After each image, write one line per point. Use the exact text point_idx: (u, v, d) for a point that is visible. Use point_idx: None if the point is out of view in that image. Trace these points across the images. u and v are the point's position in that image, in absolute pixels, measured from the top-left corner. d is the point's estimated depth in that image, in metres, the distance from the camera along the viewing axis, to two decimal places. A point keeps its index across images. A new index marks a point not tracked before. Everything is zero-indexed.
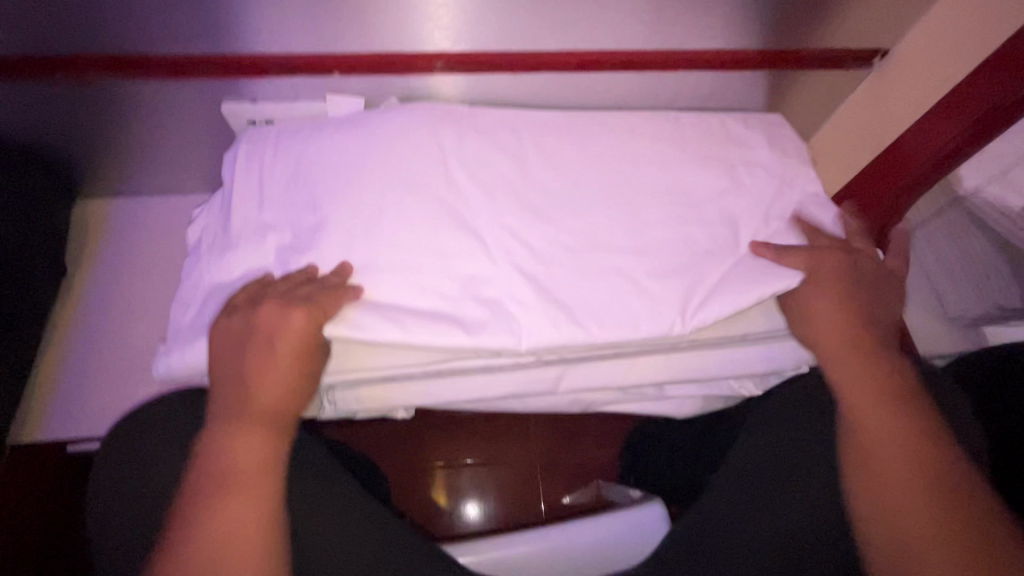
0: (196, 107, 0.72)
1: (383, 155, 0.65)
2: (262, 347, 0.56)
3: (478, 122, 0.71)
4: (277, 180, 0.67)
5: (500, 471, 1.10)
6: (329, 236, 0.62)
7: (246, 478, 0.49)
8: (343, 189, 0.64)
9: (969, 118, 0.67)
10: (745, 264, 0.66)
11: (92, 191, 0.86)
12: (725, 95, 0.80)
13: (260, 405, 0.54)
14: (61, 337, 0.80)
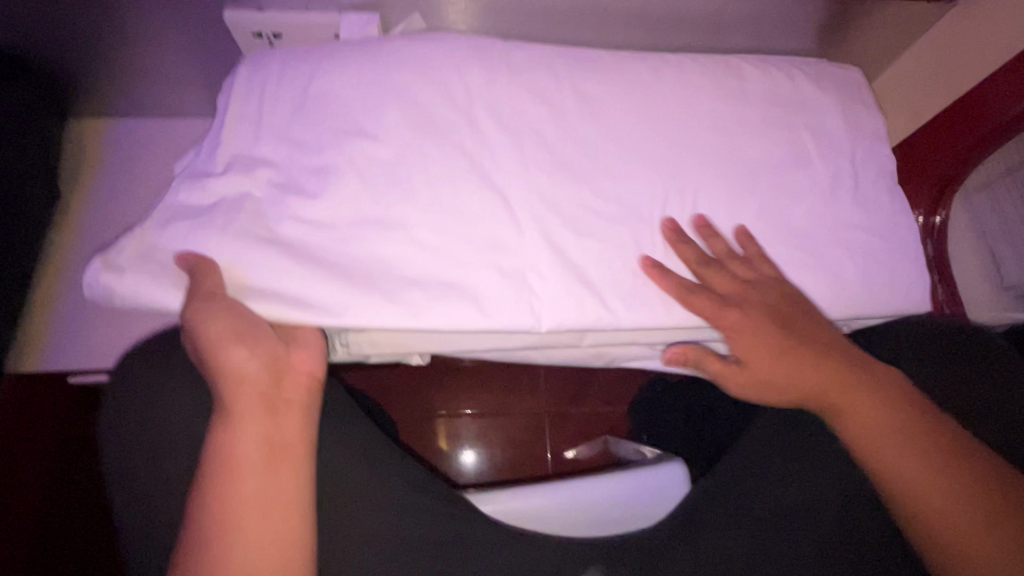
0: (196, 15, 0.64)
1: (399, 93, 0.58)
2: (251, 372, 0.50)
3: (511, 56, 0.63)
4: (280, 114, 0.59)
5: (509, 422, 1.09)
6: (337, 185, 0.55)
7: (270, 459, 0.48)
8: (355, 132, 0.57)
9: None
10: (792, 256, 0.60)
11: (84, 111, 0.78)
12: (786, 28, 0.72)
13: (263, 424, 0.49)
14: (58, 270, 0.77)
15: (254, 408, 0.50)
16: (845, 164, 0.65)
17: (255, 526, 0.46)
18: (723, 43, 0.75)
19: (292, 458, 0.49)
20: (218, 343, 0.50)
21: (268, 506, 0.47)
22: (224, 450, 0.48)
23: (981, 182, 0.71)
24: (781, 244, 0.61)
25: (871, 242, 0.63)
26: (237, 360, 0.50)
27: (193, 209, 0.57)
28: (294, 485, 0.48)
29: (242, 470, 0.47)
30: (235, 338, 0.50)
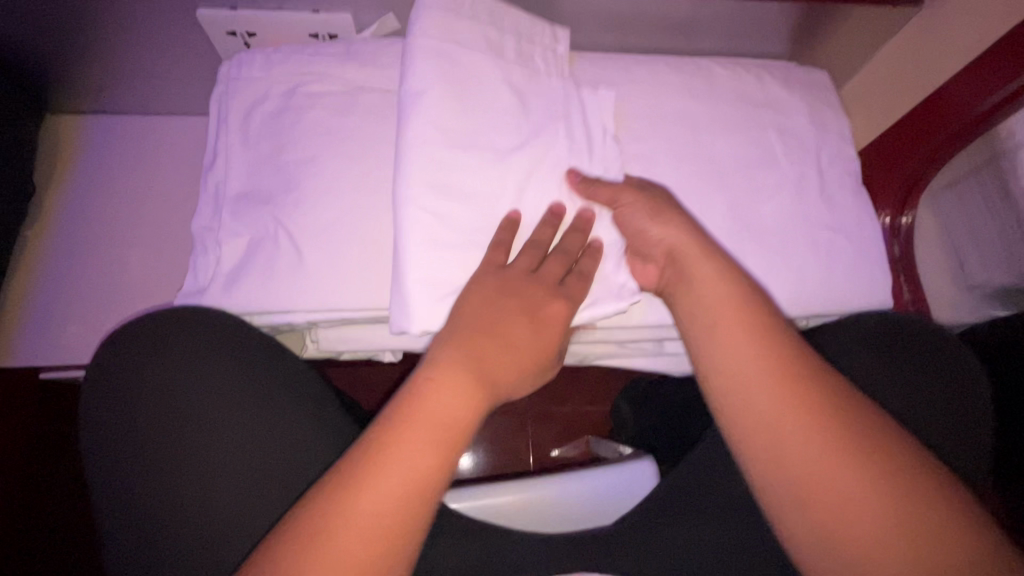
0: (170, 14, 0.65)
1: (454, 84, 0.56)
2: (455, 406, 0.45)
3: (524, 48, 0.61)
4: (272, 115, 0.62)
5: (491, 422, 1.10)
6: (321, 181, 0.59)
7: (410, 485, 0.42)
8: (337, 134, 0.61)
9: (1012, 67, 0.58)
10: (762, 248, 0.62)
11: (60, 107, 0.78)
12: (755, 32, 0.73)
13: (421, 457, 0.43)
14: (31, 262, 0.73)
15: (411, 447, 0.43)
16: (812, 166, 0.66)
17: (341, 553, 0.39)
18: (696, 45, 0.75)
19: (416, 503, 0.42)
20: (445, 381, 0.46)
21: (374, 540, 0.40)
22: (374, 460, 0.42)
23: (948, 180, 0.71)
24: (752, 238, 0.62)
25: (839, 240, 0.64)
26: (443, 392, 0.45)
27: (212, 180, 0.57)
28: (405, 529, 0.41)
29: (371, 497, 0.41)
30: (453, 368, 0.46)
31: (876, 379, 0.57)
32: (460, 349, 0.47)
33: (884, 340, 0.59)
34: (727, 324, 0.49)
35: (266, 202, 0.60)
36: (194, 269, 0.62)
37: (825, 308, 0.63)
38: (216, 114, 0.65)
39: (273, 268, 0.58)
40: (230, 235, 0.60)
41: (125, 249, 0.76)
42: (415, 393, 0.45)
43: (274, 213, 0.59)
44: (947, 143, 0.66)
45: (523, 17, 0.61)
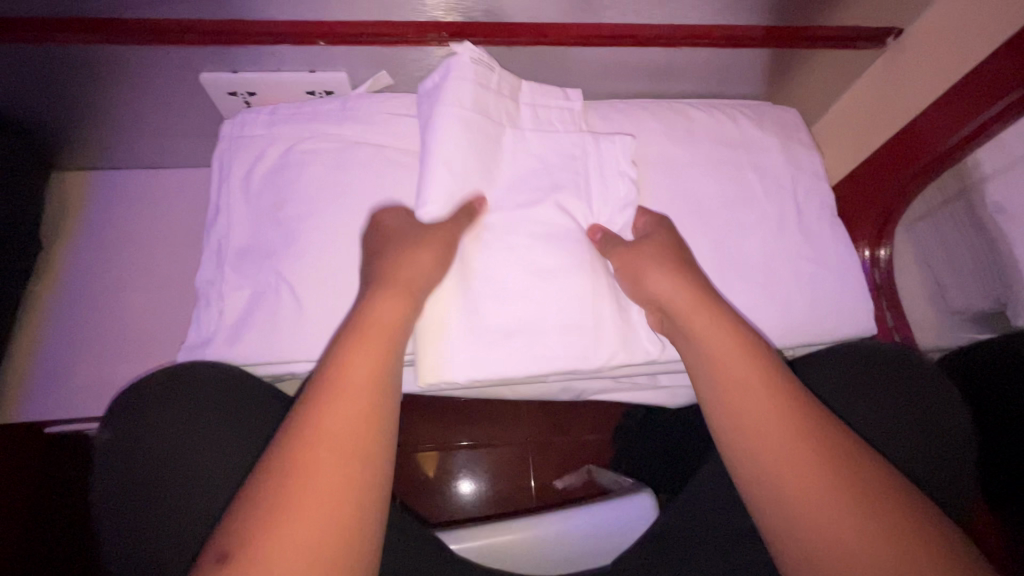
0: (176, 78, 0.68)
1: (479, 148, 0.60)
2: (394, 320, 0.49)
3: (540, 113, 0.65)
4: (273, 174, 0.65)
5: (492, 454, 1.10)
6: (322, 236, 0.62)
7: (354, 392, 0.44)
8: (339, 191, 0.64)
9: (978, 104, 0.62)
10: (747, 282, 0.64)
11: (68, 164, 0.81)
12: (730, 75, 0.77)
13: (374, 368, 0.46)
14: (38, 315, 0.75)
15: (368, 364, 0.46)
16: (790, 201, 0.69)
17: (310, 520, 0.38)
18: (675, 87, 0.79)
19: (378, 402, 0.44)
20: (402, 267, 0.53)
21: (350, 440, 0.42)
22: (329, 378, 0.44)
23: (922, 212, 0.74)
24: (735, 273, 0.65)
25: (820, 271, 0.66)
26: (381, 307, 0.50)
27: (241, 262, 0.63)
28: (377, 415, 0.44)
29: (341, 399, 0.43)
30: (389, 290, 0.51)
31: (875, 423, 0.58)
32: (394, 289, 0.51)
33: (875, 380, 0.60)
34: (727, 371, 0.50)
35: (267, 256, 0.62)
36: (198, 321, 0.64)
37: (811, 340, 0.65)
38: (218, 170, 0.68)
39: (275, 321, 0.60)
40: (234, 288, 0.62)
41: (131, 300, 0.78)
42: (356, 322, 0.48)
43: (275, 267, 0.61)
44: (921, 176, 0.70)
45: (535, 84, 0.65)
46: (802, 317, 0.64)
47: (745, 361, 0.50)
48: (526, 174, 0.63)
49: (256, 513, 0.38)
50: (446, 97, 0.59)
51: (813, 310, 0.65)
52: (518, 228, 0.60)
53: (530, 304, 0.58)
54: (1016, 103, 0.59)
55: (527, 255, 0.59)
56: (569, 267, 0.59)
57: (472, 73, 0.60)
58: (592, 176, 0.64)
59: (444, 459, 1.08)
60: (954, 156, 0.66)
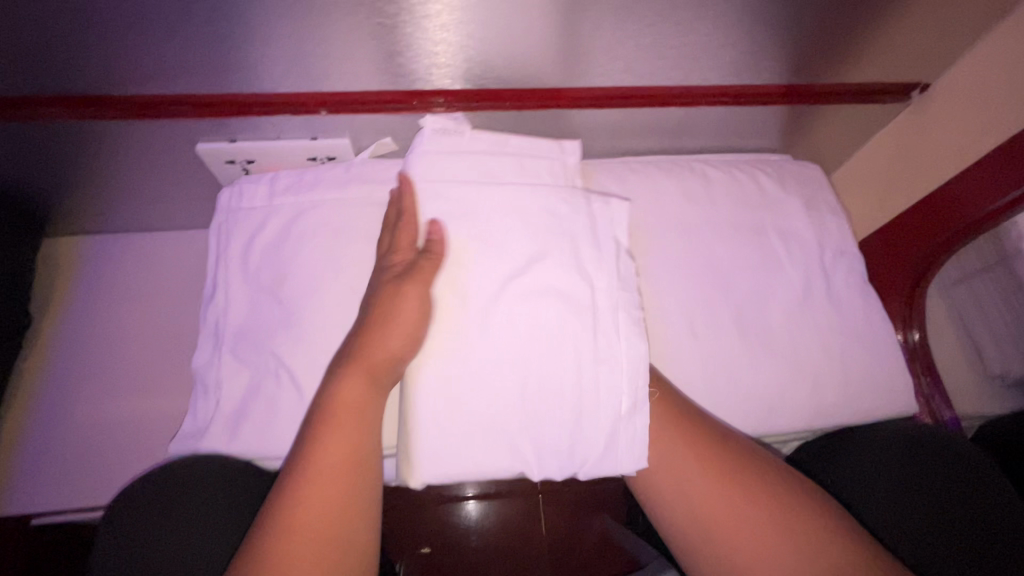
0: (171, 148, 0.65)
1: (457, 211, 0.56)
2: (360, 397, 0.48)
3: (525, 165, 0.60)
4: (267, 249, 0.62)
5: (502, 508, 1.05)
6: (322, 317, 0.58)
7: (349, 412, 0.47)
8: (340, 267, 0.60)
9: (1013, 171, 0.59)
10: (777, 354, 0.61)
11: (59, 230, 0.77)
12: (746, 129, 0.74)
13: (345, 442, 0.46)
14: (28, 394, 0.72)
15: (341, 429, 0.47)
16: (817, 266, 0.65)
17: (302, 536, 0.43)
18: (689, 141, 0.76)
19: (351, 464, 0.46)
20: (382, 342, 0.49)
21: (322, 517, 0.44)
22: (299, 469, 0.45)
23: (958, 275, 0.70)
24: (762, 348, 0.61)
25: (853, 342, 0.62)
26: (345, 387, 0.48)
27: (235, 344, 0.59)
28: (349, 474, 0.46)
29: (317, 470, 0.45)
30: (352, 366, 0.49)
31: (889, 517, 0.55)
32: (362, 363, 0.49)
33: (884, 465, 0.58)
34: (691, 476, 0.52)
35: (266, 340, 0.58)
36: (193, 409, 0.60)
37: (847, 417, 0.61)
38: (214, 244, 0.64)
39: (276, 410, 0.56)
40: (231, 374, 0.58)
41: (124, 373, 0.74)
42: (323, 398, 0.48)
43: (273, 351, 0.58)
44: (955, 239, 0.66)
45: (525, 139, 0.61)
46: (834, 392, 0.60)
47: (704, 463, 0.52)
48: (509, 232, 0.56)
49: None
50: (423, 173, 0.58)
51: (846, 384, 0.61)
52: (504, 297, 0.54)
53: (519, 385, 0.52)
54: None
55: (515, 326, 0.53)
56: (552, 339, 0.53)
57: (439, 144, 0.59)
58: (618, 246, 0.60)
59: (453, 516, 1.03)
60: (991, 221, 0.63)
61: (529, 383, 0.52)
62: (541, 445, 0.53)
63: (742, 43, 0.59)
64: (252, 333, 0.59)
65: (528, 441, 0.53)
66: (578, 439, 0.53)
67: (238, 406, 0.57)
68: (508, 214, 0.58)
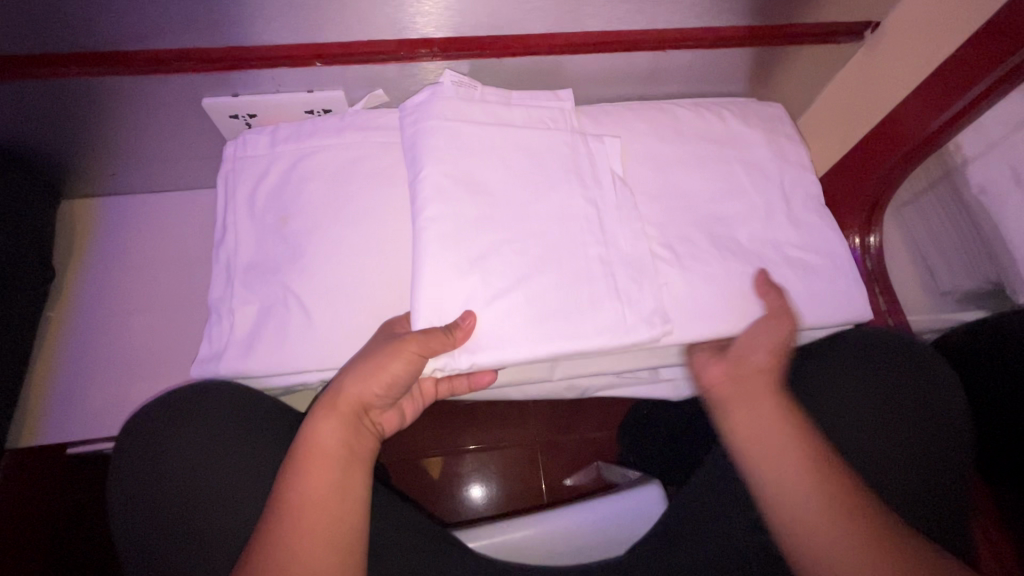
0: (178, 104, 0.71)
1: (468, 148, 0.63)
2: (335, 442, 0.54)
3: (532, 114, 0.67)
4: (268, 190, 0.68)
5: (499, 455, 1.11)
6: (323, 246, 0.64)
7: (374, 384, 0.56)
8: (339, 201, 0.66)
9: (949, 92, 0.65)
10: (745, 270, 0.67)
11: (78, 191, 0.83)
12: (713, 74, 0.79)
13: (330, 474, 0.53)
14: (53, 341, 0.77)
15: (323, 459, 0.53)
16: (779, 193, 0.71)
17: (311, 484, 0.52)
18: (663, 89, 0.81)
19: (336, 467, 0.53)
20: (348, 384, 0.56)
21: (326, 456, 0.54)
22: (287, 496, 0.52)
23: (911, 195, 0.77)
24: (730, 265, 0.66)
25: (813, 264, 0.67)
26: (319, 429, 0.55)
27: (248, 276, 0.65)
28: (337, 492, 0.52)
29: (303, 492, 0.52)
30: (322, 411, 0.55)
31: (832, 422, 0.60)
32: (330, 408, 0.56)
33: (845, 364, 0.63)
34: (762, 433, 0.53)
35: (275, 272, 0.64)
36: (208, 335, 0.65)
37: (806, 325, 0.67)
38: (222, 190, 0.70)
39: (286, 330, 0.62)
40: (242, 303, 0.64)
41: (140, 321, 0.80)
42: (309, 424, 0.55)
43: (284, 280, 0.63)
44: (900, 165, 0.72)
45: (524, 92, 0.69)
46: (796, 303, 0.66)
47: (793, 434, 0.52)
48: (519, 168, 0.64)
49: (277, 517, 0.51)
50: (429, 117, 0.64)
51: (805, 294, 0.66)
52: (527, 224, 0.62)
53: (540, 293, 0.60)
54: (982, 91, 0.61)
55: (527, 241, 0.62)
56: (565, 255, 0.62)
57: (457, 93, 0.65)
58: (596, 174, 0.66)
59: (451, 462, 1.09)
60: (934, 144, 0.69)
61: (552, 288, 0.61)
62: (555, 339, 0.60)
63: None
64: (262, 263, 0.65)
65: (549, 337, 0.59)
66: (583, 334, 0.60)
67: (251, 327, 0.63)
68: (488, 149, 0.64)
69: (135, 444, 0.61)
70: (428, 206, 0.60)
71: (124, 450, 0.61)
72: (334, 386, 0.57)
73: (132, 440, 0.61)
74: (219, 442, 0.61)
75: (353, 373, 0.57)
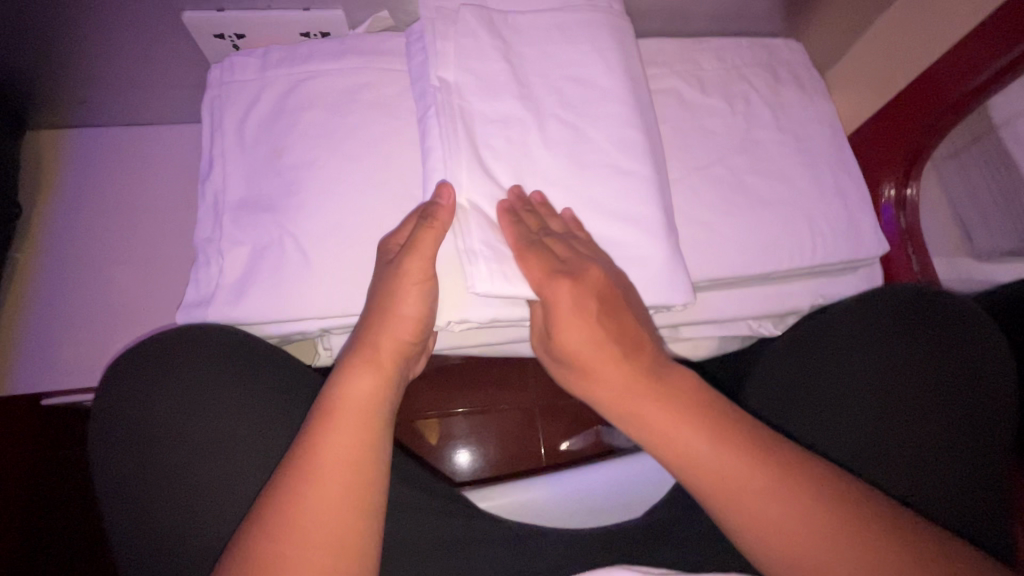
0: (154, 21, 0.62)
1: (488, 79, 0.57)
2: (372, 393, 0.50)
3: None
4: (260, 121, 0.61)
5: (498, 417, 1.08)
6: (322, 183, 0.58)
7: (405, 330, 0.53)
8: (341, 134, 0.59)
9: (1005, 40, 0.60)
10: (772, 221, 0.63)
11: (42, 122, 0.74)
12: (747, 11, 0.73)
13: (358, 432, 0.47)
14: (22, 287, 0.70)
15: (351, 418, 0.48)
16: (804, 147, 0.68)
17: (337, 446, 0.46)
18: (691, 28, 0.75)
19: (368, 425, 0.48)
20: (387, 332, 0.52)
21: (357, 413, 0.48)
22: (312, 446, 0.46)
23: (949, 151, 0.71)
24: (755, 215, 0.64)
25: (839, 219, 0.65)
26: (352, 382, 0.50)
27: (238, 214, 0.59)
28: (365, 451, 0.47)
29: (327, 451, 0.46)
30: (358, 363, 0.50)
31: (863, 391, 0.59)
32: (363, 360, 0.51)
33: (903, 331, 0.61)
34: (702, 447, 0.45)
35: (268, 212, 0.58)
36: (196, 280, 0.59)
37: (828, 276, 0.67)
38: (207, 120, 0.63)
39: (281, 275, 0.56)
40: (231, 245, 0.58)
41: (116, 268, 0.73)
42: (337, 380, 0.50)
43: (278, 221, 0.57)
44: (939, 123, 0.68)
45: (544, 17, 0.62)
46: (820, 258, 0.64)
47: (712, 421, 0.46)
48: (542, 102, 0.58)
49: (291, 483, 0.44)
50: (440, 34, 0.56)
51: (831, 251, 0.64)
52: (551, 160, 0.57)
53: None
54: None
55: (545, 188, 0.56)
56: (590, 202, 0.57)
57: (474, 16, 0.58)
58: None
59: (448, 425, 1.06)
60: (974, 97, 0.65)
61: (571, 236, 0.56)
62: None
63: None
64: (255, 201, 0.59)
65: None
66: None
67: (242, 273, 0.57)
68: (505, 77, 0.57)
69: (121, 389, 0.56)
70: (439, 137, 0.54)
71: (113, 389, 0.56)
72: (364, 336, 0.52)
73: (121, 378, 0.56)
74: (211, 391, 0.56)
75: (382, 320, 0.52)
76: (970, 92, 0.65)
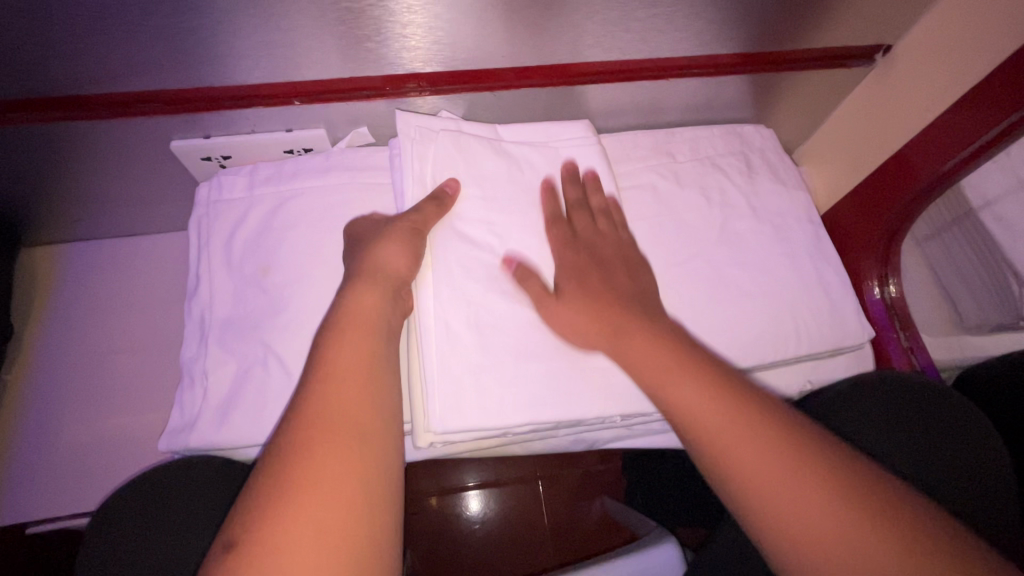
0: (143, 150, 0.65)
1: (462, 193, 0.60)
2: (354, 405, 0.41)
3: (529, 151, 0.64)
4: (245, 237, 0.62)
5: (500, 493, 1.04)
6: (307, 300, 0.59)
7: (364, 351, 0.45)
8: (325, 249, 0.61)
9: (964, 133, 0.61)
10: (755, 310, 0.64)
11: (37, 239, 0.76)
12: (717, 100, 0.75)
13: (353, 448, 0.39)
14: (14, 407, 0.71)
15: (342, 436, 0.39)
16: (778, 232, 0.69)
17: (327, 470, 0.37)
18: (664, 117, 0.77)
19: (362, 444, 0.39)
20: (342, 347, 0.44)
21: (347, 422, 0.40)
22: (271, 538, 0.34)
23: (929, 229, 0.73)
24: (737, 307, 0.64)
25: (821, 302, 0.66)
26: (325, 398, 0.41)
27: (224, 333, 0.59)
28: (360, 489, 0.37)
29: (318, 479, 0.37)
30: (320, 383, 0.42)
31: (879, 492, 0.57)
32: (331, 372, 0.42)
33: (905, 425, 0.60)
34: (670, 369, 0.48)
35: (253, 329, 0.59)
36: (180, 403, 0.59)
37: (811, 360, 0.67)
38: (194, 239, 0.64)
39: (265, 396, 0.56)
40: (216, 365, 0.58)
41: (109, 378, 0.74)
42: (308, 401, 0.41)
43: (263, 340, 0.58)
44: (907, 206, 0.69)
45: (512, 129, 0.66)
46: (805, 345, 0.64)
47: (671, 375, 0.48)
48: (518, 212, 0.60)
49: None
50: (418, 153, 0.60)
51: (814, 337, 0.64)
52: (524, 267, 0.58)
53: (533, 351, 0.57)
54: (994, 135, 0.59)
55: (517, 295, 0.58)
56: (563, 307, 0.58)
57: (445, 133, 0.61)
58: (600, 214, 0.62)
59: (449, 507, 1.02)
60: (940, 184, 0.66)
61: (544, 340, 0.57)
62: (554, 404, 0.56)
63: (708, 13, 0.60)
64: (241, 319, 0.60)
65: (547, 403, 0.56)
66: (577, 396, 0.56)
67: (227, 394, 0.57)
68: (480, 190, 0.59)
69: (113, 528, 0.52)
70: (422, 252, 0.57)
71: (106, 528, 0.52)
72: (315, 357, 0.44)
73: (118, 515, 0.53)
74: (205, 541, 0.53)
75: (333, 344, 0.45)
76: (934, 180, 0.66)
